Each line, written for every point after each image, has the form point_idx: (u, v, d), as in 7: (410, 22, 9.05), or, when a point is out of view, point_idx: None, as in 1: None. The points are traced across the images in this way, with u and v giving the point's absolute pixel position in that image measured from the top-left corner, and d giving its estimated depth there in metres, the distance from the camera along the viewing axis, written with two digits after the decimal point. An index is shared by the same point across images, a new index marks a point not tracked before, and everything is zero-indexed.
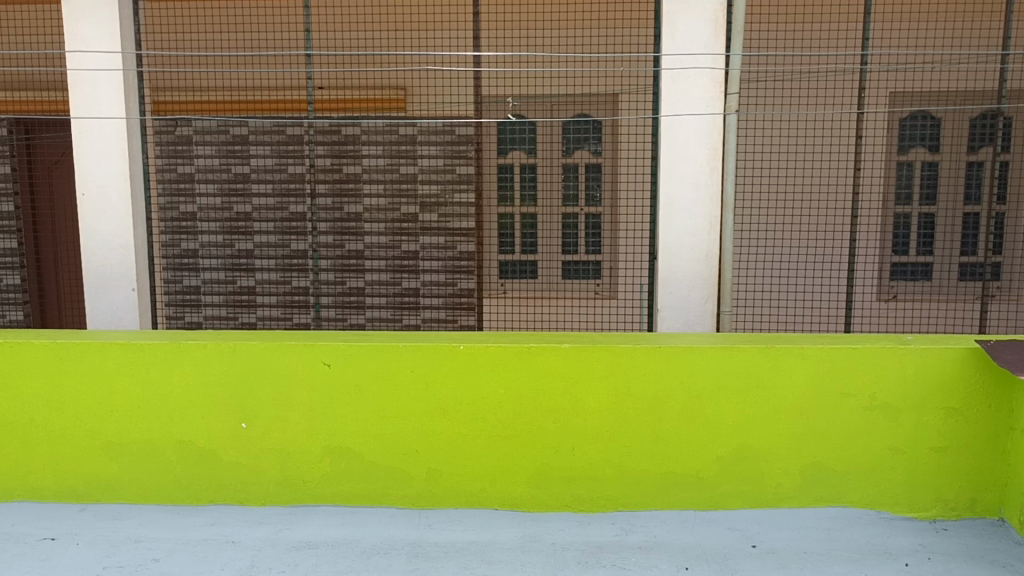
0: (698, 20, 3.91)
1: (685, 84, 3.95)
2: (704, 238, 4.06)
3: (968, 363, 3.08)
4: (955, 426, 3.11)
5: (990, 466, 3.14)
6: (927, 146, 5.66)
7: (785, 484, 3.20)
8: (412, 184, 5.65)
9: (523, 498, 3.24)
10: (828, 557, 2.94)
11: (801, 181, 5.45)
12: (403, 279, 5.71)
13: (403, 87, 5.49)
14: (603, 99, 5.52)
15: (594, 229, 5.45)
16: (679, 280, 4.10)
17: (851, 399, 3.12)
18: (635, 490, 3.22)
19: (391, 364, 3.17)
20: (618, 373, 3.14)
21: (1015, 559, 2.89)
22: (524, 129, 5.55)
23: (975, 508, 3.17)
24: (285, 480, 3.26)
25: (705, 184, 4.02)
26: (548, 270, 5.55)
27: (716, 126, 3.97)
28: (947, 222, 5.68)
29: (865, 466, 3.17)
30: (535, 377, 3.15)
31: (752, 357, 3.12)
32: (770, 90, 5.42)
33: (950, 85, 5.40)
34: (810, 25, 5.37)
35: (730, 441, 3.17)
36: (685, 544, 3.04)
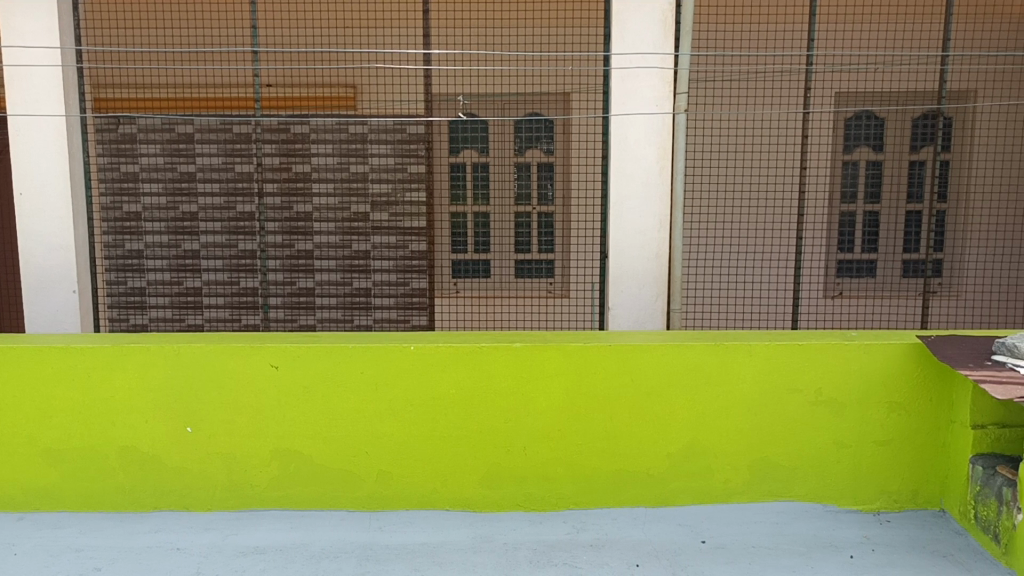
0: (648, 19, 3.91)
1: (635, 84, 3.95)
2: (654, 237, 4.06)
3: (910, 358, 3.14)
4: (898, 419, 3.18)
5: (931, 458, 3.22)
6: (870, 146, 5.72)
7: (733, 479, 3.24)
8: (363, 182, 5.60)
9: (475, 498, 3.23)
10: (776, 551, 2.98)
11: (749, 180, 5.55)
12: (353, 279, 5.67)
13: (352, 85, 5.43)
14: (556, 97, 5.53)
15: (546, 228, 5.57)
16: (630, 279, 4.09)
17: (798, 395, 3.17)
18: (586, 489, 3.23)
19: (340, 365, 3.14)
20: (569, 371, 3.14)
21: (955, 549, 2.96)
22: (476, 128, 5.55)
23: (917, 499, 3.25)
24: (232, 485, 3.21)
25: (655, 183, 4.02)
26: (501, 267, 5.69)
27: (665, 125, 3.98)
28: (891, 220, 5.80)
29: (812, 460, 3.22)
30: (486, 376, 3.14)
31: (701, 354, 3.14)
32: (718, 90, 5.48)
33: (892, 85, 5.51)
34: (756, 25, 5.45)
35: (680, 439, 3.20)
36: (636, 540, 3.06)
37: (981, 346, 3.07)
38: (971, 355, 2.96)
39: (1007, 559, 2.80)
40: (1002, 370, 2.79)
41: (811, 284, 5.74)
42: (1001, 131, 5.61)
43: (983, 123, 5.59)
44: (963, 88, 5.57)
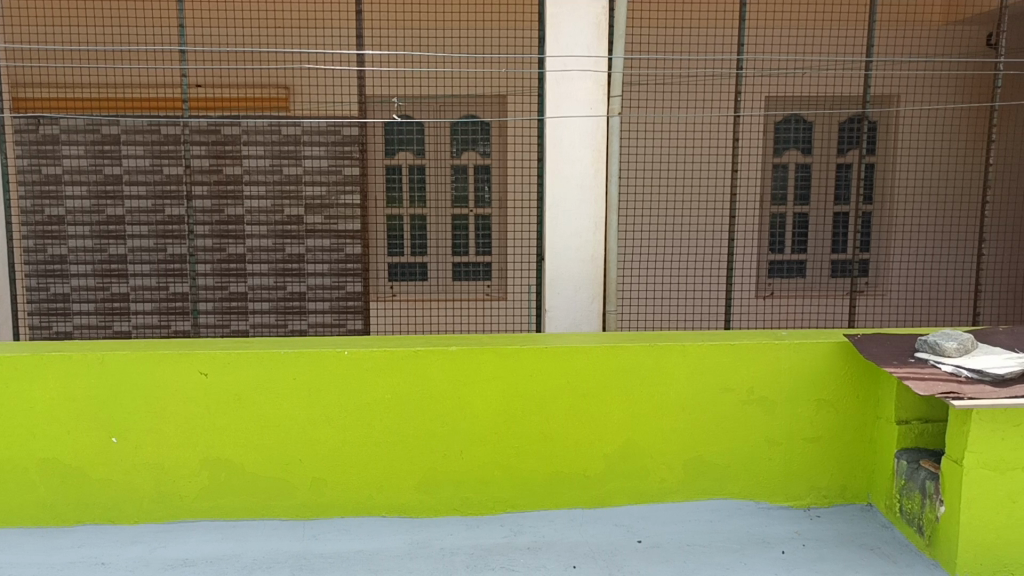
0: (581, 23, 3.84)
1: (569, 86, 3.86)
2: (589, 239, 4.00)
3: (838, 356, 3.22)
4: (827, 416, 3.25)
5: (859, 454, 3.30)
6: (799, 148, 5.88)
7: (669, 479, 3.27)
8: (296, 185, 5.53)
9: (411, 503, 3.20)
10: (711, 548, 3.01)
11: (683, 182, 5.64)
12: (287, 283, 5.62)
13: (285, 86, 5.35)
14: (491, 100, 5.51)
15: (482, 229, 5.62)
16: (566, 281, 4.02)
17: (731, 394, 3.22)
18: (523, 492, 3.23)
19: (272, 372, 3.08)
20: (504, 374, 3.14)
21: (882, 542, 3.04)
22: (410, 130, 5.53)
23: (845, 495, 3.33)
24: (160, 496, 3.12)
25: (590, 185, 3.95)
26: (439, 271, 5.67)
27: (599, 128, 3.91)
28: (819, 221, 5.93)
29: (744, 459, 3.27)
30: (421, 380, 3.12)
31: (636, 355, 3.17)
32: (651, 94, 5.55)
33: (820, 90, 5.65)
34: (688, 29, 5.52)
35: (616, 440, 3.21)
36: (573, 542, 3.06)
37: (904, 343, 3.15)
38: (895, 353, 3.04)
39: (931, 550, 2.88)
40: (924, 366, 2.87)
41: (743, 285, 5.86)
42: (922, 135, 5.80)
43: (906, 128, 5.76)
44: (886, 93, 5.73)
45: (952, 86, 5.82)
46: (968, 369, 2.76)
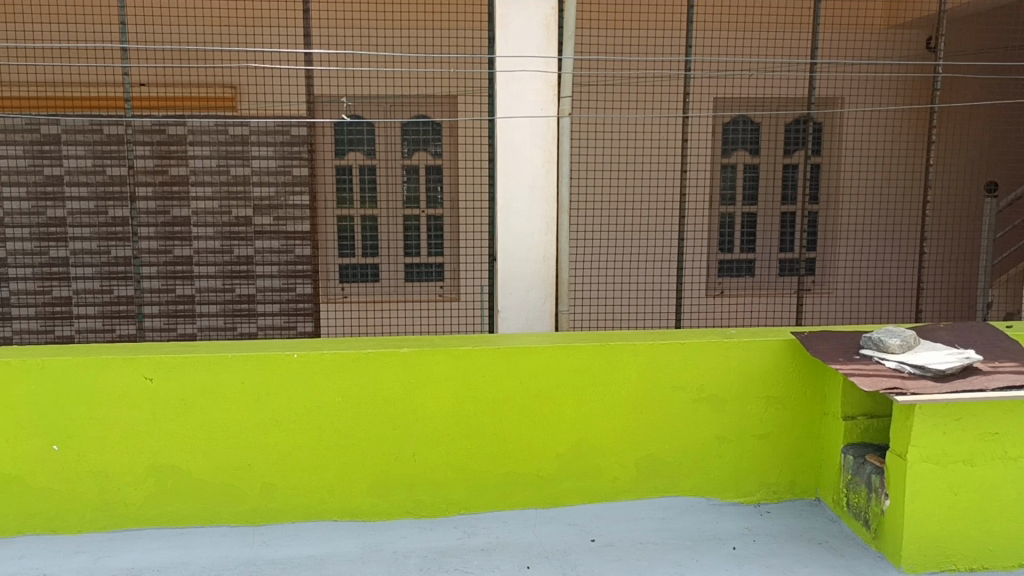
0: (531, 21, 3.83)
1: (519, 87, 3.85)
2: (541, 240, 3.98)
3: (786, 354, 3.27)
4: (775, 413, 3.30)
5: (807, 450, 3.36)
6: (747, 149, 5.96)
7: (622, 478, 3.28)
8: (244, 186, 5.48)
9: (363, 506, 3.17)
10: (663, 546, 3.04)
11: (633, 182, 5.67)
12: (236, 286, 5.55)
13: (232, 86, 5.24)
14: (442, 100, 5.50)
15: (435, 231, 5.60)
16: (518, 281, 3.98)
17: (681, 392, 3.24)
18: (477, 493, 3.21)
19: (219, 376, 3.02)
20: (456, 375, 3.13)
21: (830, 536, 3.09)
22: (360, 130, 5.47)
23: (794, 490, 3.38)
24: (105, 505, 3.05)
25: (540, 185, 3.93)
26: (391, 271, 5.64)
27: (550, 128, 3.90)
28: (767, 220, 6.02)
29: (695, 456, 3.30)
30: (372, 382, 3.09)
31: (587, 355, 3.18)
32: (601, 95, 5.58)
33: (766, 91, 5.74)
34: (637, 31, 5.56)
35: (568, 439, 3.22)
36: (527, 542, 3.06)
37: (849, 340, 3.21)
38: (841, 350, 3.09)
39: (876, 543, 2.94)
40: (868, 363, 2.93)
41: (694, 285, 5.91)
42: (865, 136, 5.92)
43: (850, 129, 5.87)
44: (830, 95, 5.84)
45: (894, 88, 5.94)
46: (911, 365, 2.82)
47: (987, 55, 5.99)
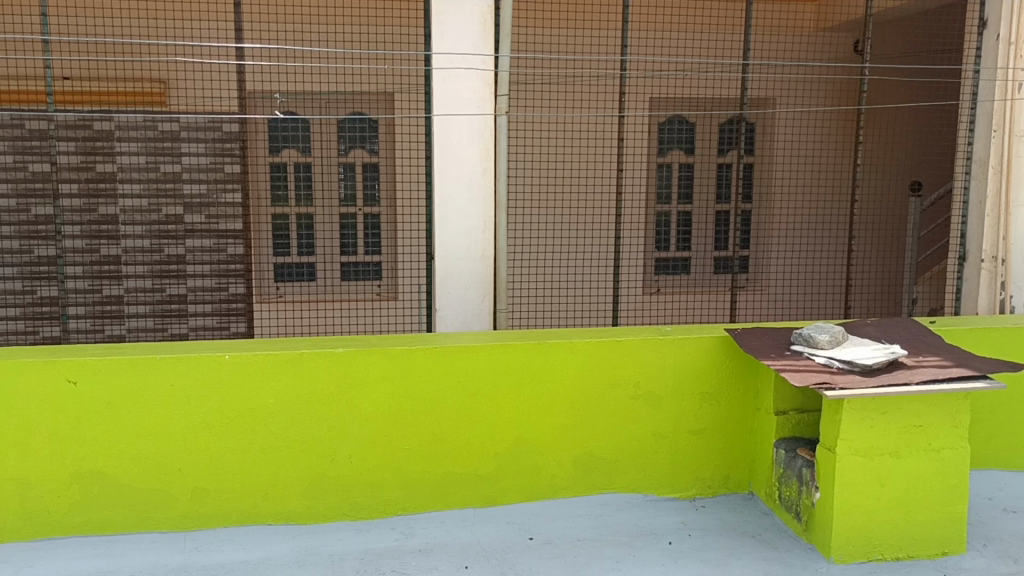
0: (468, 20, 3.81)
1: (456, 85, 3.83)
2: (479, 238, 3.94)
3: (719, 350, 3.33)
4: (710, 409, 3.35)
5: (740, 444, 3.42)
6: (683, 149, 6.04)
7: (559, 475, 3.29)
8: (175, 183, 5.36)
9: (298, 509, 3.12)
10: (600, 542, 3.05)
11: (571, 180, 5.71)
12: (167, 285, 5.44)
13: (161, 80, 5.12)
14: (378, 97, 5.39)
15: (372, 229, 5.59)
16: (456, 280, 3.95)
17: (618, 389, 3.27)
18: (413, 494, 3.19)
19: (147, 379, 2.94)
20: (393, 376, 3.10)
21: (763, 529, 3.14)
22: (296, 126, 5.44)
23: (728, 484, 3.43)
24: (27, 513, 2.94)
25: (478, 184, 3.91)
26: (327, 271, 5.61)
27: (487, 126, 3.88)
28: (703, 219, 6.12)
29: (633, 453, 3.33)
30: (307, 383, 3.04)
31: (525, 353, 3.18)
32: (538, 93, 5.60)
33: (700, 91, 5.82)
34: (574, 30, 5.59)
35: (506, 438, 3.22)
36: (465, 542, 3.05)
37: (780, 337, 3.27)
38: (772, 346, 3.15)
39: (807, 535, 3.00)
40: (799, 358, 2.99)
41: (631, 281, 5.96)
42: (797, 137, 6.06)
43: (782, 129, 6.01)
44: (762, 96, 5.95)
45: (823, 89, 6.09)
46: (840, 360, 2.88)
47: (911, 59, 6.24)
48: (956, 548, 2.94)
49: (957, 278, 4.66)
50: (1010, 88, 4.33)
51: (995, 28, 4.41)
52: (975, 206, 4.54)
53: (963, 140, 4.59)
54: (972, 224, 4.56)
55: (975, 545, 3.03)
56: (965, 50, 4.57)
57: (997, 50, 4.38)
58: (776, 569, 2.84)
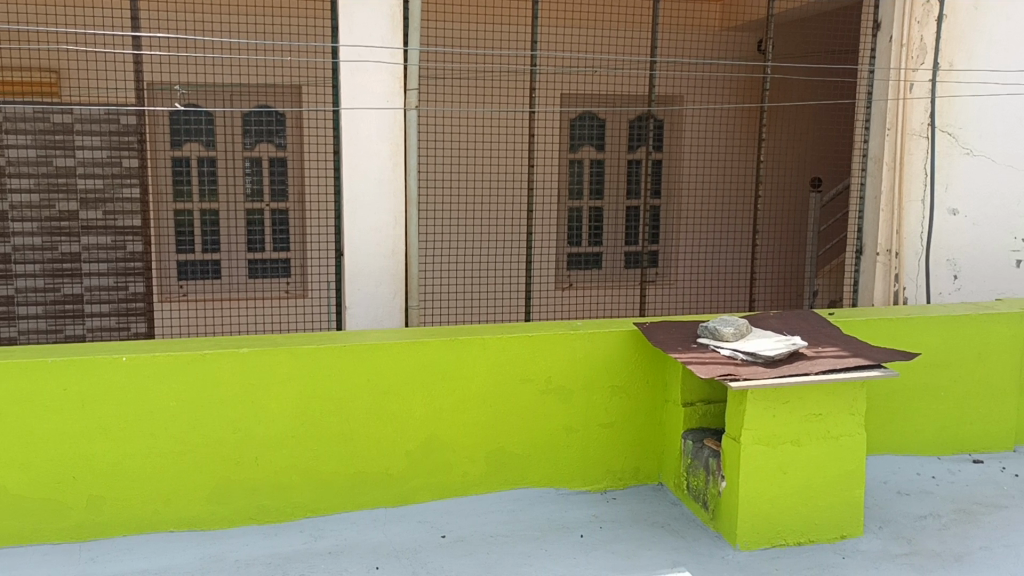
0: (376, 12, 3.74)
1: (363, 79, 3.76)
2: (389, 234, 3.89)
3: (629, 344, 3.37)
4: (620, 402, 3.39)
5: (650, 436, 3.47)
6: (593, 145, 6.09)
7: (472, 472, 3.28)
8: (69, 177, 5.15)
9: (201, 515, 3.02)
10: (512, 538, 3.05)
11: (482, 176, 5.70)
12: (62, 285, 5.18)
13: (53, 70, 4.86)
14: (285, 90, 5.30)
15: (280, 225, 5.51)
16: (366, 277, 3.88)
17: (529, 384, 3.27)
18: (323, 495, 3.12)
19: (38, 383, 2.80)
20: (301, 375, 3.03)
21: (672, 519, 3.20)
22: (199, 120, 5.33)
23: (638, 476, 3.49)
24: None
25: (388, 179, 3.85)
26: (233, 269, 5.54)
27: (397, 121, 3.82)
28: (613, 213, 6.20)
29: (544, 448, 3.34)
30: (210, 384, 2.94)
31: (436, 349, 3.15)
32: (448, 87, 5.55)
33: (610, 87, 5.88)
34: (484, 25, 5.57)
35: (418, 436, 3.19)
36: (376, 542, 3.00)
37: (686, 330, 3.33)
38: (679, 339, 3.20)
39: (714, 523, 3.07)
40: (705, 351, 3.04)
41: (544, 278, 5.99)
42: (704, 135, 6.18)
43: (689, 127, 6.14)
44: (669, 93, 6.06)
45: (728, 88, 6.22)
46: (743, 352, 2.95)
47: (810, 58, 6.45)
48: (854, 531, 3.05)
49: (855, 270, 4.84)
50: (902, 88, 4.52)
51: (887, 29, 4.60)
52: (872, 202, 4.72)
53: (860, 137, 4.77)
54: (868, 219, 4.74)
55: (872, 528, 3.14)
56: (861, 51, 4.73)
57: (891, 51, 4.56)
58: (685, 559, 2.89)
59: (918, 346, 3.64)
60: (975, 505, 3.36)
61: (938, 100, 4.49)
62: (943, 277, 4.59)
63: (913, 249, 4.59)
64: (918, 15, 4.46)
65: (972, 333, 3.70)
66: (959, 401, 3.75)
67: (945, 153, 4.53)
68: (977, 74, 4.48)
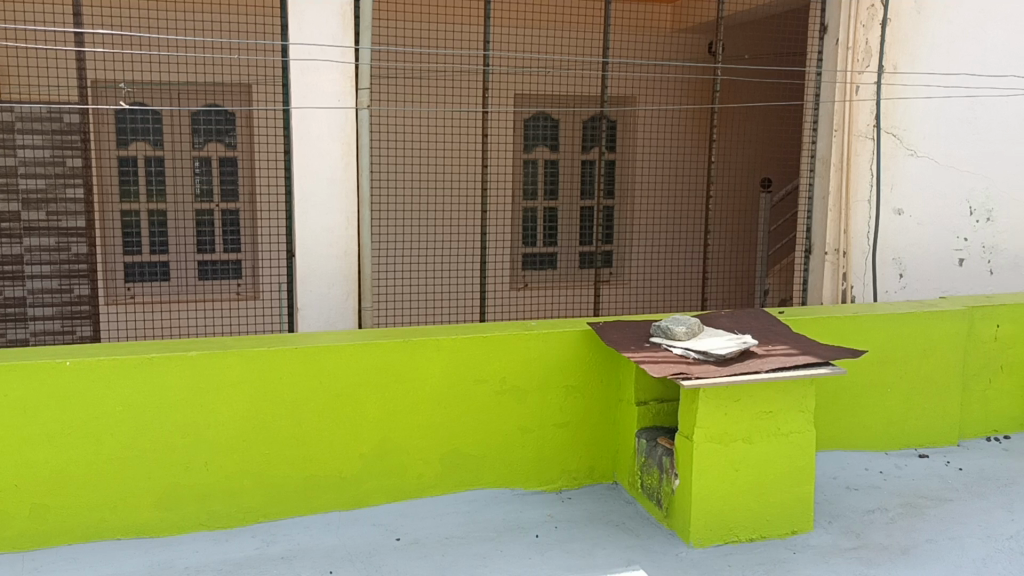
0: (326, 10, 3.70)
1: (314, 78, 3.71)
2: (342, 235, 3.85)
3: (583, 344, 3.38)
4: (574, 402, 3.40)
5: (604, 435, 3.49)
6: (547, 145, 6.10)
7: (427, 474, 3.26)
8: (11, 177, 5.05)
9: (149, 522, 2.95)
10: (467, 539, 3.04)
11: (436, 176, 5.68)
12: (4, 288, 5.06)
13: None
14: (235, 88, 5.20)
15: (231, 225, 5.41)
16: (318, 278, 3.84)
17: (484, 385, 3.26)
18: (275, 500, 3.08)
19: None
20: (252, 379, 2.98)
21: (627, 518, 3.21)
22: (146, 119, 5.23)
23: (593, 475, 3.50)
24: None
25: (340, 179, 3.82)
26: (181, 271, 5.45)
27: (348, 120, 3.78)
28: (568, 213, 6.21)
29: (499, 448, 3.33)
30: (157, 389, 2.88)
31: (389, 351, 3.13)
32: (401, 87, 5.51)
33: (563, 87, 5.90)
34: (436, 25, 5.56)
35: (371, 439, 3.16)
36: (329, 546, 2.97)
37: (639, 329, 3.35)
38: (632, 338, 3.21)
39: (668, 521, 3.09)
40: (657, 350, 3.06)
41: (498, 277, 5.99)
42: (657, 135, 6.22)
43: (642, 127, 6.19)
44: (622, 94, 6.09)
45: (679, 89, 6.27)
46: (695, 351, 2.97)
47: (760, 61, 6.53)
48: (804, 526, 3.10)
49: (804, 269, 4.92)
50: (848, 90, 4.64)
51: (834, 33, 4.69)
52: (819, 203, 4.82)
53: (807, 139, 4.87)
54: (817, 219, 4.85)
55: (822, 523, 3.19)
56: (808, 55, 4.83)
57: (836, 54, 4.67)
58: (639, 557, 2.90)
59: (865, 344, 3.71)
60: (920, 499, 3.43)
61: (884, 102, 4.59)
62: (889, 275, 4.71)
63: (861, 248, 4.71)
64: (864, 19, 4.58)
65: (918, 330, 3.78)
66: (904, 397, 3.83)
67: (889, 154, 4.64)
68: (920, 77, 4.58)
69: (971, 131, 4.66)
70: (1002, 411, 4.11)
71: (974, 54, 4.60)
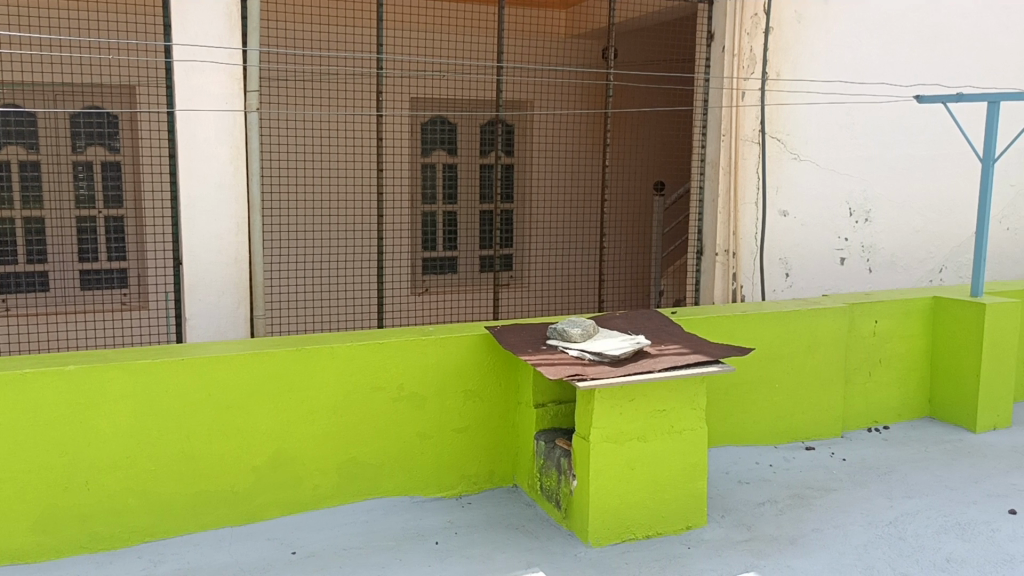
0: (212, 10, 3.59)
1: (200, 79, 3.59)
2: (232, 242, 3.73)
3: (480, 348, 3.37)
4: (473, 406, 3.39)
5: (503, 439, 3.49)
6: (445, 149, 6.09)
7: (323, 485, 3.19)
8: None
9: (26, 547, 2.79)
10: (366, 549, 2.99)
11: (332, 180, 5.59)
12: None
13: None
14: (116, 91, 5.02)
15: (115, 233, 5.22)
16: (207, 286, 3.71)
17: (380, 392, 3.22)
18: (162, 518, 2.96)
19: None
20: (135, 393, 2.86)
21: (526, 521, 3.22)
22: (21, 122, 4.98)
23: (493, 479, 3.49)
24: None
25: (229, 184, 3.70)
26: (61, 281, 5.21)
27: (237, 123, 3.68)
28: (468, 218, 6.24)
29: (398, 456, 3.29)
30: (31, 407, 2.73)
31: (280, 360, 3.05)
32: (293, 90, 5.42)
33: (460, 91, 5.91)
34: (329, 27, 5.47)
35: (265, 450, 3.07)
36: (221, 563, 2.86)
37: (536, 332, 3.37)
38: (529, 341, 3.23)
39: (567, 522, 3.12)
40: (553, 352, 3.08)
41: (399, 282, 5.99)
42: (553, 138, 6.28)
43: (539, 130, 6.24)
44: (518, 98, 6.14)
45: (575, 93, 6.35)
46: (590, 352, 3.01)
47: (651, 66, 6.68)
48: (697, 521, 3.17)
49: (696, 270, 5.03)
50: (735, 96, 4.73)
51: (721, 39, 4.78)
52: (709, 203, 4.90)
53: (697, 142, 4.94)
54: (707, 218, 4.95)
55: (715, 517, 3.27)
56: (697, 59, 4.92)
57: (723, 60, 4.76)
58: (538, 559, 2.91)
59: (754, 341, 3.83)
60: (808, 490, 3.56)
61: (768, 108, 4.73)
62: (776, 274, 4.87)
63: (749, 249, 4.84)
64: (748, 28, 4.69)
65: (802, 327, 3.92)
66: (791, 392, 3.97)
67: (775, 157, 4.79)
68: (801, 84, 4.77)
69: (848, 136, 4.90)
70: (882, 402, 4.31)
71: (849, 62, 4.84)
